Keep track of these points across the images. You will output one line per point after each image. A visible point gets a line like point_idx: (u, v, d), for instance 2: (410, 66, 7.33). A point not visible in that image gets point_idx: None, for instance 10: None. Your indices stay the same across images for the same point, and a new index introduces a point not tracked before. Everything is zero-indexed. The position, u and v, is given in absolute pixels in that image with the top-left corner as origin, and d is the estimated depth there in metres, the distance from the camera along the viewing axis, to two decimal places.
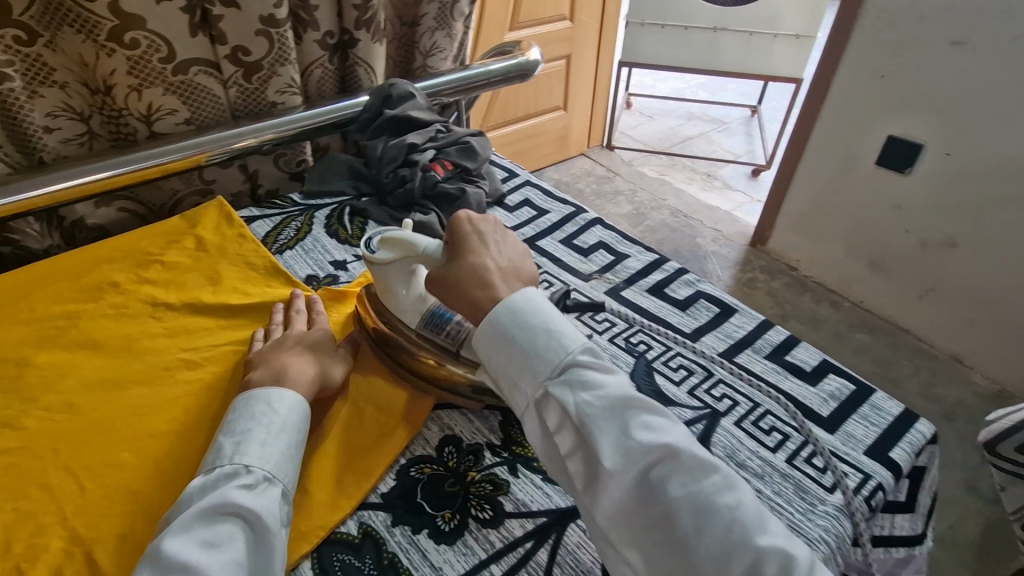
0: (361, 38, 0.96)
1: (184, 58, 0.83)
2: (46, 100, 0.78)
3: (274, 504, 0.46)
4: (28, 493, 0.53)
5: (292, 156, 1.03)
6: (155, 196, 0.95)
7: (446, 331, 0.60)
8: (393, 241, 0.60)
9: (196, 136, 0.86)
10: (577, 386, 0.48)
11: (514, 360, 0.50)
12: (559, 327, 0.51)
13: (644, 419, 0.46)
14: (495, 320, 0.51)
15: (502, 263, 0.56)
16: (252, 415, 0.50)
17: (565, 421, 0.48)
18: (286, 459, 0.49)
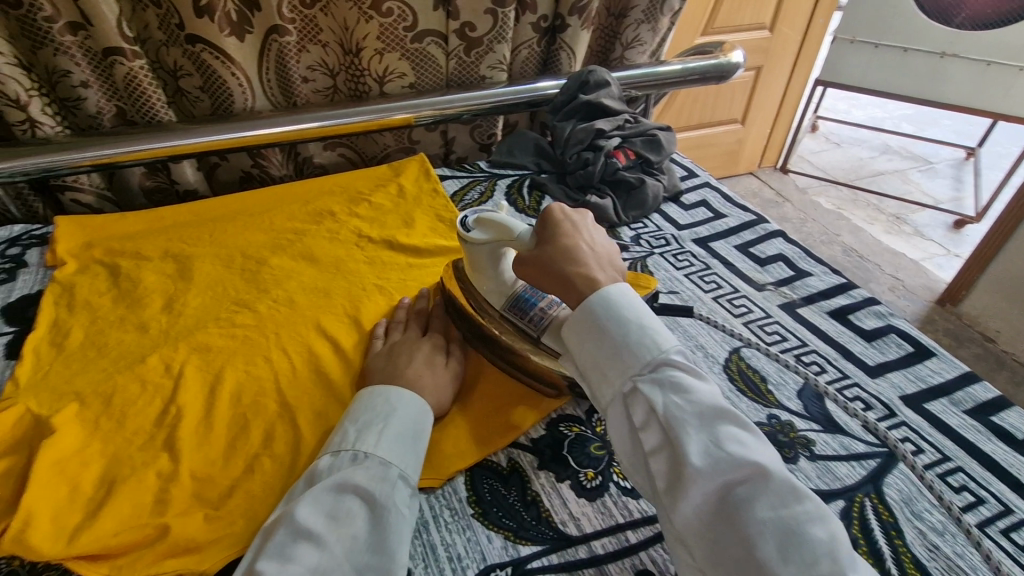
0: (571, 24, 1.01)
1: (422, 29, 0.94)
2: (310, 55, 0.94)
3: (394, 487, 0.46)
4: (256, 361, 0.64)
5: (485, 128, 1.11)
6: (369, 147, 1.09)
7: (530, 316, 0.58)
8: (488, 222, 0.59)
9: (414, 100, 0.98)
10: (668, 387, 0.47)
11: (606, 349, 0.50)
12: (657, 326, 0.50)
13: (731, 432, 0.44)
14: (590, 306, 0.52)
15: (599, 250, 0.57)
16: (373, 407, 0.51)
17: (649, 417, 0.47)
18: (404, 446, 0.49)
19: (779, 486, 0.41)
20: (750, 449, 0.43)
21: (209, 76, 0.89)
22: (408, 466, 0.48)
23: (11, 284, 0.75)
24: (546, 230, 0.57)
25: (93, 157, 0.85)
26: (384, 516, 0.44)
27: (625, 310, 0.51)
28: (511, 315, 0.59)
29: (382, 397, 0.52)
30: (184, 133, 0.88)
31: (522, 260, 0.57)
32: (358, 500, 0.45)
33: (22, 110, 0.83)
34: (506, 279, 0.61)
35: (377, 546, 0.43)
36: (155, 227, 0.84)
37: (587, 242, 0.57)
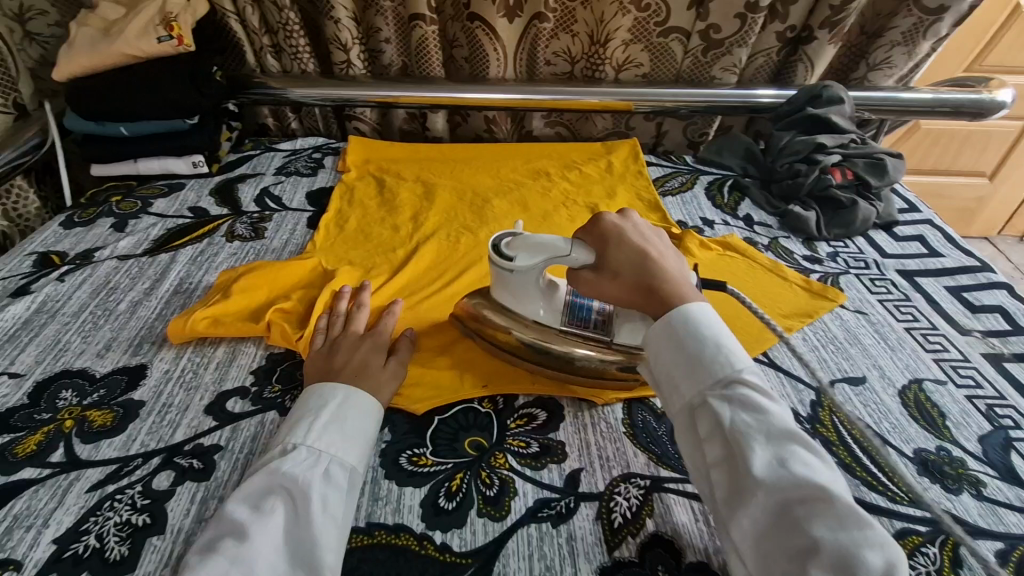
0: (819, 37, 1.02)
1: (671, 25, 1.02)
2: (558, 43, 1.07)
3: (320, 483, 0.47)
4: (471, 272, 0.79)
5: (699, 126, 1.16)
6: (586, 128, 1.21)
7: (590, 324, 0.61)
8: (530, 245, 0.58)
9: (643, 89, 1.07)
10: (735, 404, 0.46)
11: (683, 361, 0.50)
12: (732, 344, 0.50)
13: (802, 452, 0.44)
14: (672, 319, 0.52)
15: (667, 261, 0.56)
16: (306, 404, 0.53)
17: (717, 432, 0.47)
18: (341, 439, 0.50)
19: (844, 512, 0.40)
20: (817, 473, 0.43)
21: (476, 47, 1.07)
22: (339, 455, 0.49)
23: (315, 178, 1.01)
24: (609, 250, 0.56)
25: (380, 96, 1.09)
26: (311, 514, 0.45)
27: (700, 325, 0.51)
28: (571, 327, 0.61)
29: (322, 390, 0.54)
30: (449, 89, 1.08)
31: (587, 279, 0.57)
32: (281, 494, 0.46)
33: (345, 53, 1.09)
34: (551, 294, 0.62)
35: (310, 539, 0.44)
36: (413, 156, 1.05)
37: (653, 250, 0.57)
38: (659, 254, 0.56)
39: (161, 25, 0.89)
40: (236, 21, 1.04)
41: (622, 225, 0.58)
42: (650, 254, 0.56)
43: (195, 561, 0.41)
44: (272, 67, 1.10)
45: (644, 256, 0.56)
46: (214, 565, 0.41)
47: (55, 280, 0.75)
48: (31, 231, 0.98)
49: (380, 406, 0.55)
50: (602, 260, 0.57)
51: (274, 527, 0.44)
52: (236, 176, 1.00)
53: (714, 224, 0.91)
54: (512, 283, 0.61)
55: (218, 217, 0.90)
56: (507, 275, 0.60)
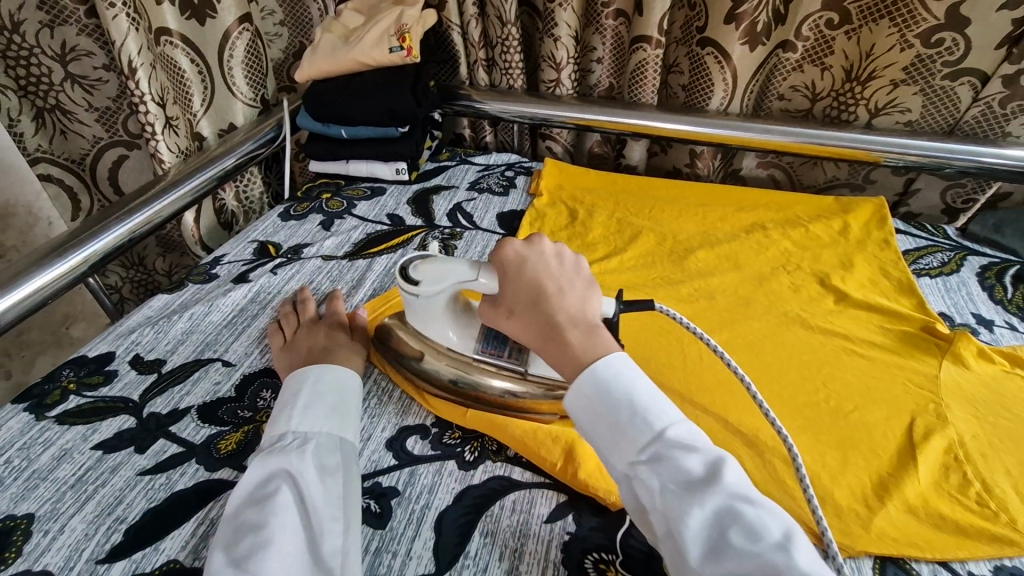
0: None
1: (967, 67, 0.82)
2: (802, 75, 0.93)
3: (312, 460, 0.49)
4: (657, 339, 0.69)
5: (967, 190, 0.93)
6: (811, 175, 1.04)
7: (505, 352, 0.59)
8: (432, 272, 0.56)
9: (902, 140, 0.88)
10: (664, 463, 0.42)
11: (604, 431, 0.46)
12: (654, 394, 0.46)
13: (741, 510, 0.39)
14: (585, 379, 0.47)
15: (566, 296, 0.51)
16: (287, 396, 0.55)
17: (653, 502, 0.42)
18: (324, 419, 0.53)
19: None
20: (758, 534, 0.38)
21: (699, 73, 0.95)
22: (323, 432, 0.52)
23: (506, 199, 0.98)
24: (513, 283, 0.52)
25: (583, 119, 1.03)
26: (312, 485, 0.47)
27: (615, 382, 0.46)
28: (485, 356, 0.59)
29: (303, 377, 0.57)
30: (661, 118, 0.99)
31: (509, 314, 0.53)
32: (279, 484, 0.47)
33: (556, 71, 1.04)
34: (465, 325, 0.60)
35: (321, 506, 0.46)
36: (610, 188, 0.98)
37: (555, 286, 0.51)
38: (561, 292, 0.51)
39: (395, 36, 0.92)
40: (457, 33, 1.04)
41: (523, 255, 0.52)
42: (548, 296, 0.51)
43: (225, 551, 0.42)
44: (481, 80, 1.10)
45: (547, 298, 0.51)
46: (242, 545, 0.42)
47: (269, 272, 0.80)
48: (253, 213, 1.10)
49: (353, 376, 0.59)
50: (512, 292, 0.52)
51: (281, 505, 0.45)
52: (432, 186, 1.01)
53: (994, 325, 0.71)
54: (416, 309, 0.59)
55: (412, 228, 0.90)
56: (411, 304, 0.58)
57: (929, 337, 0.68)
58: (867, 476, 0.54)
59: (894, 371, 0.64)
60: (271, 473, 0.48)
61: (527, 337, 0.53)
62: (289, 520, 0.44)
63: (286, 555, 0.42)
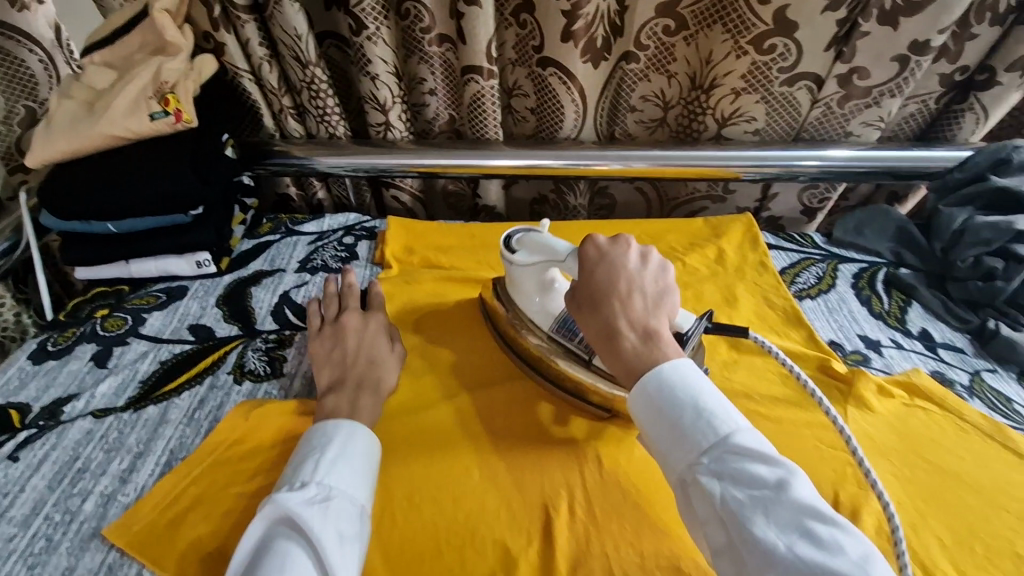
0: (1004, 81, 0.77)
1: (802, 71, 0.78)
2: (650, 84, 0.85)
3: (333, 518, 0.45)
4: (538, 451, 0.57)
5: (821, 190, 0.92)
6: (675, 189, 0.98)
7: (578, 338, 0.60)
8: (531, 242, 0.63)
9: (755, 152, 0.84)
10: (730, 476, 0.39)
11: (664, 434, 0.43)
12: (720, 403, 0.43)
13: (812, 526, 0.36)
14: (646, 384, 0.45)
15: (640, 295, 0.51)
16: (311, 442, 0.51)
17: (712, 515, 0.39)
18: (347, 474, 0.48)
19: None
20: (831, 555, 0.35)
21: (547, 98, 0.85)
22: (351, 490, 0.48)
23: (346, 276, 0.80)
24: (598, 271, 0.52)
25: (424, 165, 0.89)
26: (332, 546, 0.43)
27: (676, 383, 0.44)
28: (560, 336, 0.61)
29: (324, 430, 0.52)
30: (510, 154, 0.87)
31: (585, 300, 0.52)
32: (296, 544, 0.43)
33: (383, 113, 0.88)
34: (548, 302, 0.63)
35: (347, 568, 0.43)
36: (466, 245, 0.84)
37: (627, 287, 0.51)
38: (632, 293, 0.51)
39: (155, 98, 0.71)
40: (250, 80, 0.85)
41: (605, 252, 0.53)
42: (619, 293, 0.51)
43: None
44: (294, 131, 0.91)
45: (613, 295, 0.51)
46: None
47: (4, 460, 0.56)
48: (9, 343, 0.80)
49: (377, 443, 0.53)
50: (589, 280, 0.52)
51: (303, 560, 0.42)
52: (250, 274, 0.81)
53: (882, 347, 0.67)
54: (512, 277, 0.65)
55: (227, 339, 0.70)
56: (511, 270, 0.65)
57: (829, 379, 0.62)
58: None
59: (805, 433, 0.57)
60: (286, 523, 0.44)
61: (587, 325, 0.52)
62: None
63: None
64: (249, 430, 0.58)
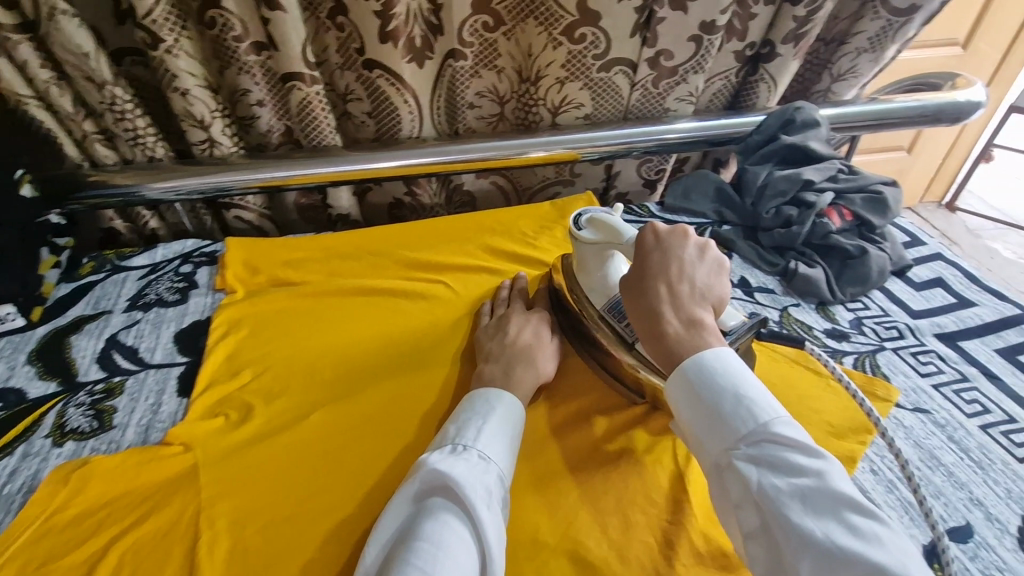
0: (783, 52, 0.87)
1: (615, 56, 0.84)
2: (481, 81, 0.87)
3: (477, 485, 0.48)
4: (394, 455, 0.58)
5: (655, 163, 1.00)
6: (526, 178, 1.01)
7: (625, 322, 0.62)
8: (601, 224, 0.65)
9: (588, 134, 0.89)
10: (767, 464, 0.41)
11: (701, 421, 0.46)
12: (767, 395, 0.46)
13: (851, 516, 0.38)
14: (689, 367, 0.48)
15: (687, 284, 0.54)
16: (471, 406, 0.56)
17: (745, 497, 0.42)
18: (489, 440, 0.53)
19: None
20: (864, 545, 0.37)
21: (378, 101, 0.84)
22: (497, 465, 0.52)
23: (184, 307, 0.74)
24: (650, 258, 0.55)
25: (262, 180, 0.84)
26: (481, 513, 0.46)
27: (718, 369, 0.47)
28: (611, 318, 0.64)
29: (482, 398, 0.58)
30: (350, 159, 0.85)
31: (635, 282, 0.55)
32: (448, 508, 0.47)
33: (204, 130, 0.82)
34: (606, 280, 0.66)
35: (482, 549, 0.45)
36: (314, 255, 0.81)
37: (678, 274, 0.54)
38: (681, 281, 0.53)
39: None
40: (40, 107, 0.75)
41: (661, 241, 0.56)
42: (667, 279, 0.53)
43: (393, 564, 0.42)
44: (106, 158, 0.82)
45: (661, 279, 0.53)
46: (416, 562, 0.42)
47: None
48: None
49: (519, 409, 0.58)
50: (642, 266, 0.55)
51: (448, 527, 0.45)
52: (69, 322, 0.72)
53: None
54: (578, 256, 0.68)
55: (43, 399, 0.63)
56: (576, 247, 0.67)
57: None
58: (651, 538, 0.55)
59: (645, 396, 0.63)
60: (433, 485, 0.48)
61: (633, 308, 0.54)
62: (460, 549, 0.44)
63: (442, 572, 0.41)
64: (73, 494, 0.52)
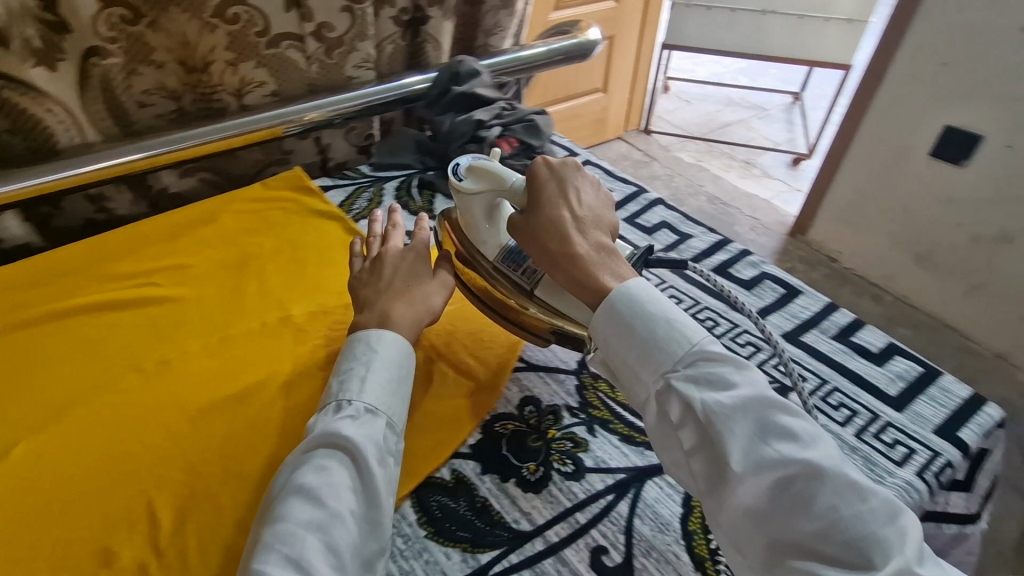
0: (433, 15, 1.00)
1: (278, 32, 0.88)
2: (143, 78, 0.82)
3: (375, 441, 0.49)
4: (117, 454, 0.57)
5: (361, 129, 1.08)
6: (235, 167, 0.99)
7: (523, 268, 0.62)
8: (483, 171, 0.63)
9: (281, 109, 0.91)
10: (703, 384, 0.47)
11: (635, 349, 0.50)
12: (682, 315, 0.51)
13: (786, 421, 0.45)
14: (613, 298, 0.52)
15: (584, 215, 0.58)
16: (356, 352, 0.54)
17: (689, 418, 0.47)
18: (387, 392, 0.52)
19: (840, 482, 0.42)
20: (799, 445, 0.43)
21: (12, 113, 0.74)
22: (394, 414, 0.52)
23: None
24: (540, 189, 0.59)
25: None
26: (374, 466, 0.48)
27: (645, 298, 0.51)
28: (503, 268, 0.63)
29: (367, 340, 0.55)
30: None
31: (493, 211, 0.58)
32: (342, 453, 0.48)
33: None
34: (496, 230, 0.65)
35: (360, 510, 0.47)
36: None
37: (574, 202, 0.58)
38: (576, 206, 0.58)
39: None
40: None
41: (554, 169, 0.60)
42: (565, 207, 0.58)
43: (272, 531, 0.44)
44: None
45: (559, 207, 0.58)
46: (299, 516, 0.44)
47: None
48: None
49: (408, 347, 0.56)
50: (532, 206, 0.59)
51: (335, 484, 0.46)
52: None
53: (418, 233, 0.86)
54: (463, 209, 0.65)
55: None
56: (458, 198, 0.65)
57: None
58: None
59: None
60: (324, 441, 0.49)
61: (529, 246, 0.58)
62: (348, 508, 0.46)
63: (319, 531, 0.44)
64: None
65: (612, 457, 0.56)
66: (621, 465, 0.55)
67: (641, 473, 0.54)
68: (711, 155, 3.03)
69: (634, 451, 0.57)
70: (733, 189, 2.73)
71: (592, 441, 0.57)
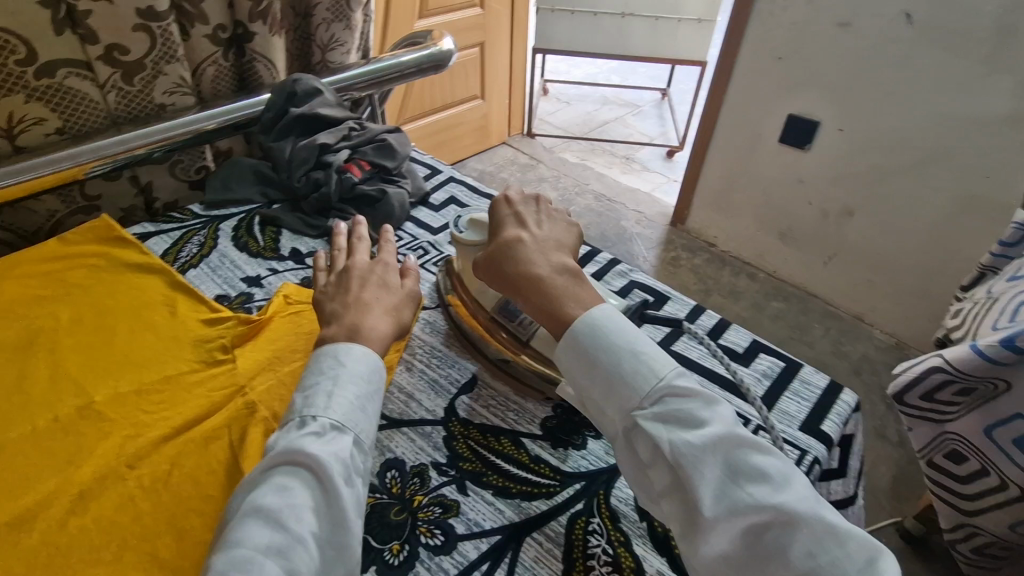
0: (258, 30, 0.88)
1: (49, 59, 0.73)
2: None
3: (341, 460, 0.43)
4: None
5: (189, 163, 0.93)
6: (29, 221, 0.82)
7: (517, 319, 0.61)
8: (482, 224, 0.64)
9: (72, 147, 0.75)
10: (672, 423, 0.43)
11: (600, 383, 0.46)
12: (646, 344, 0.47)
13: (756, 462, 0.41)
14: (576, 331, 0.47)
15: (543, 241, 0.54)
16: (321, 365, 0.48)
17: (656, 458, 0.43)
18: (355, 406, 0.46)
19: (814, 525, 0.39)
20: (771, 486, 0.40)
21: None
22: (362, 431, 0.46)
23: None
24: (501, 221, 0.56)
25: None
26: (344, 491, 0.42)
27: (614, 332, 0.47)
28: (501, 324, 0.62)
29: (334, 353, 0.49)
30: None
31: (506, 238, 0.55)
32: (305, 471, 0.42)
33: None
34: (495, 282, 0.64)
35: (322, 536, 0.41)
36: None
37: (522, 229, 0.55)
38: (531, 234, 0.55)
39: None
40: None
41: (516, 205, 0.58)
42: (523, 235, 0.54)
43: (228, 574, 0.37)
44: None
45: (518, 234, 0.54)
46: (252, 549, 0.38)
47: None
48: None
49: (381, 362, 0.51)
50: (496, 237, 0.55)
51: (296, 510, 0.40)
52: None
53: (262, 279, 0.76)
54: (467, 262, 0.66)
55: None
56: (460, 250, 0.66)
57: (205, 343, 0.65)
58: (203, 533, 0.49)
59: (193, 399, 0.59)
60: (287, 458, 0.42)
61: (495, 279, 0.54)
62: (305, 540, 0.39)
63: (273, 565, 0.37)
64: None
65: (485, 516, 0.50)
66: (496, 525, 0.50)
67: (517, 531, 0.50)
68: (593, 154, 3.10)
69: (510, 505, 0.52)
70: (616, 185, 2.81)
71: (463, 501, 0.51)
